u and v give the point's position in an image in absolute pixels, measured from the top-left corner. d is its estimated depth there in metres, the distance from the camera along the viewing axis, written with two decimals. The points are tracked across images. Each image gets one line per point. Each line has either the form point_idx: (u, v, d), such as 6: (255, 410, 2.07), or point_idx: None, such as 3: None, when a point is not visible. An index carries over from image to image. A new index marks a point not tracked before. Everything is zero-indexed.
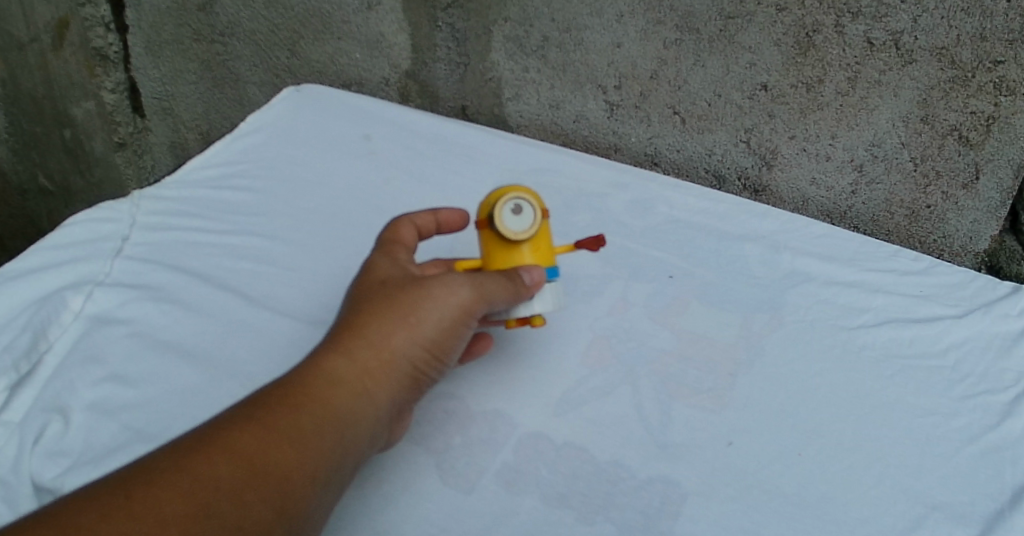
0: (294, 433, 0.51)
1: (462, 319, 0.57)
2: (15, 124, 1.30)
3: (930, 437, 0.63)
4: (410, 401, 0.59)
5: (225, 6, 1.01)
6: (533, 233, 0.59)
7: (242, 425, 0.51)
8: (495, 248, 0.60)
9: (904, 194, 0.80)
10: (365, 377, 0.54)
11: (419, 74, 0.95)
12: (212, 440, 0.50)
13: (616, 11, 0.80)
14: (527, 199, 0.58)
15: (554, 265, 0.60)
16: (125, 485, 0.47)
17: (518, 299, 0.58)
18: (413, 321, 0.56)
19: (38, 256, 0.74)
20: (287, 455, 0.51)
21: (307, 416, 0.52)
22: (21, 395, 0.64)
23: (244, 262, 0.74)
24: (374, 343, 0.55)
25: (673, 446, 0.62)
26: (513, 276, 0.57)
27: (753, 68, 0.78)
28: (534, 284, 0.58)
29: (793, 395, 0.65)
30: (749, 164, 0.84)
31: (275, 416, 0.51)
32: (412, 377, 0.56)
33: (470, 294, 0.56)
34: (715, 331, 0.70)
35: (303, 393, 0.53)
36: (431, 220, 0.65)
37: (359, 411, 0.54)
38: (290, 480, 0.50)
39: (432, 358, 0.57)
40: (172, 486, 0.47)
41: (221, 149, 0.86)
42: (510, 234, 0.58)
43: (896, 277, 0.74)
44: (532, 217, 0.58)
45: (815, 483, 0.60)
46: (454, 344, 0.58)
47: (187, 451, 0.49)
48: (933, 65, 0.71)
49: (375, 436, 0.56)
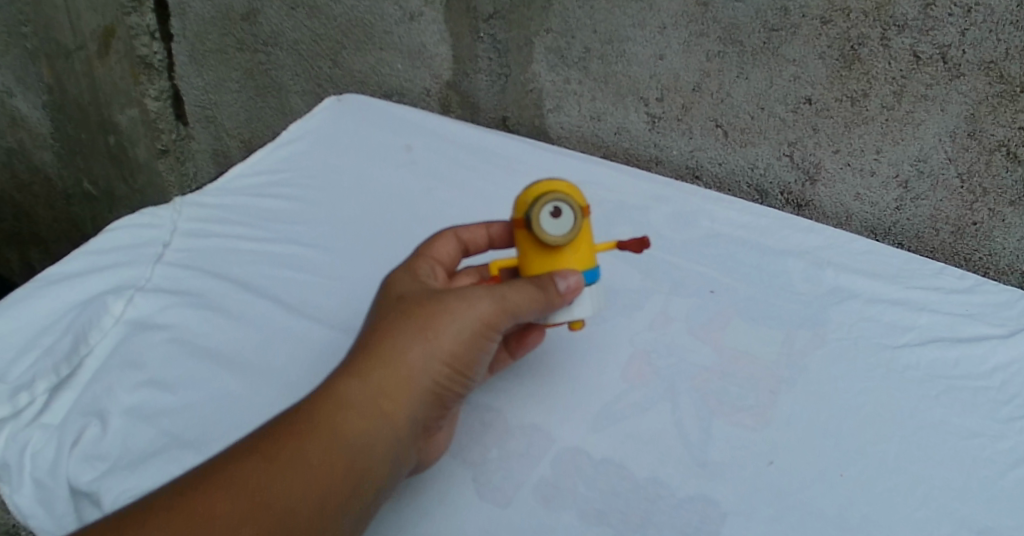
0: (301, 459, 0.53)
1: (485, 331, 0.56)
2: (60, 129, 1.33)
3: (976, 460, 0.61)
4: (438, 418, 0.58)
5: (269, 16, 1.03)
6: (573, 237, 0.57)
7: (248, 456, 0.53)
8: (533, 248, 0.58)
9: (949, 211, 0.77)
10: (382, 396, 0.55)
11: (461, 85, 0.96)
12: (217, 474, 0.52)
13: (658, 23, 0.80)
14: (566, 201, 0.56)
15: (595, 266, 0.59)
16: (127, 522, 0.50)
17: (552, 307, 0.56)
18: (430, 335, 0.55)
19: (81, 260, 0.75)
20: (292, 485, 0.52)
21: (315, 440, 0.53)
22: (60, 398, 0.65)
23: (284, 270, 0.74)
24: (389, 361, 0.55)
25: (712, 464, 0.61)
26: (545, 285, 0.56)
27: (798, 81, 0.77)
28: (571, 291, 0.56)
29: (836, 414, 0.64)
30: (792, 179, 0.83)
31: (283, 444, 0.53)
32: (433, 394, 0.56)
33: (490, 305, 0.56)
34: (758, 347, 0.69)
35: (315, 417, 0.54)
36: (480, 234, 0.65)
37: (377, 432, 0.54)
38: (295, 508, 0.52)
39: (454, 374, 0.56)
40: (175, 518, 0.50)
41: (264, 156, 0.86)
42: (549, 239, 0.56)
43: (942, 296, 0.72)
44: (571, 220, 0.56)
45: (857, 505, 0.59)
46: (479, 357, 0.57)
47: (192, 484, 0.52)
48: (981, 79, 0.70)
49: (399, 455, 0.56)
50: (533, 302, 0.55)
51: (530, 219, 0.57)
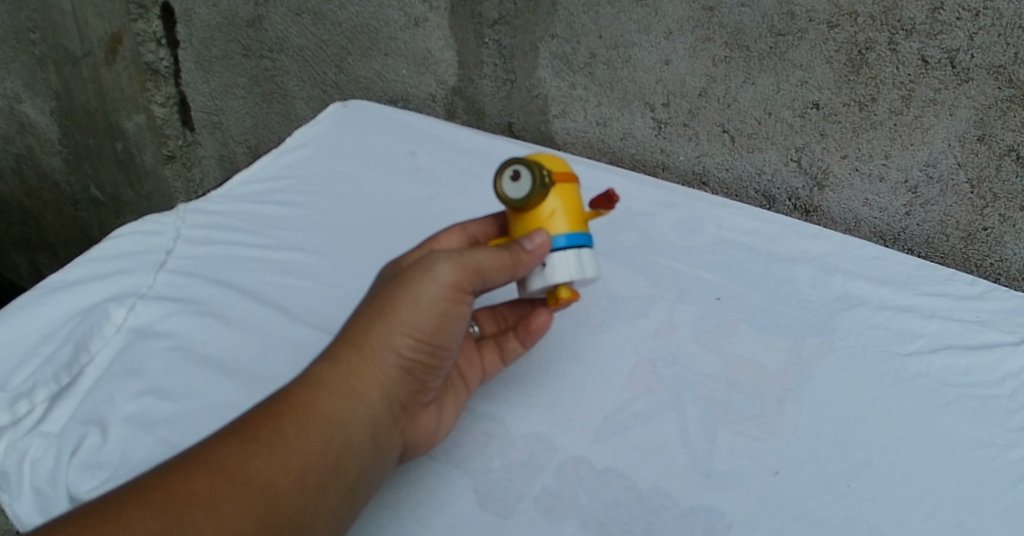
0: (278, 440, 0.53)
1: (452, 299, 0.56)
2: (68, 135, 1.33)
3: (986, 470, 0.60)
4: (416, 393, 0.59)
5: (274, 22, 1.03)
6: (533, 200, 0.56)
7: (227, 440, 0.53)
8: (513, 217, 0.59)
9: (959, 216, 0.76)
10: (351, 375, 0.55)
11: (466, 91, 0.95)
12: (198, 458, 0.52)
13: (664, 28, 0.79)
14: (524, 164, 0.56)
15: (577, 227, 0.57)
16: (102, 508, 0.49)
17: (521, 267, 0.56)
18: (389, 310, 0.55)
19: (83, 268, 0.75)
20: (271, 465, 0.52)
21: (290, 423, 0.54)
22: (60, 407, 0.65)
23: (287, 278, 0.74)
24: (356, 339, 0.56)
25: (717, 474, 0.61)
26: (510, 247, 0.55)
27: (805, 86, 0.76)
28: (538, 248, 0.56)
29: (842, 424, 0.63)
30: (800, 184, 0.82)
31: (259, 427, 0.53)
32: (403, 366, 0.56)
33: (453, 268, 0.55)
34: (765, 356, 0.68)
35: (290, 401, 0.54)
36: (488, 228, 0.66)
37: (347, 410, 0.55)
38: (274, 487, 0.52)
39: (423, 345, 0.56)
40: (149, 505, 0.49)
41: (268, 163, 0.86)
42: (508, 202, 0.57)
43: (951, 302, 0.70)
44: (529, 183, 0.56)
45: (863, 516, 0.58)
46: (451, 327, 0.57)
47: (172, 470, 0.51)
48: (990, 84, 0.69)
49: (377, 433, 0.56)
50: (500, 260, 0.55)
51: (496, 188, 0.57)
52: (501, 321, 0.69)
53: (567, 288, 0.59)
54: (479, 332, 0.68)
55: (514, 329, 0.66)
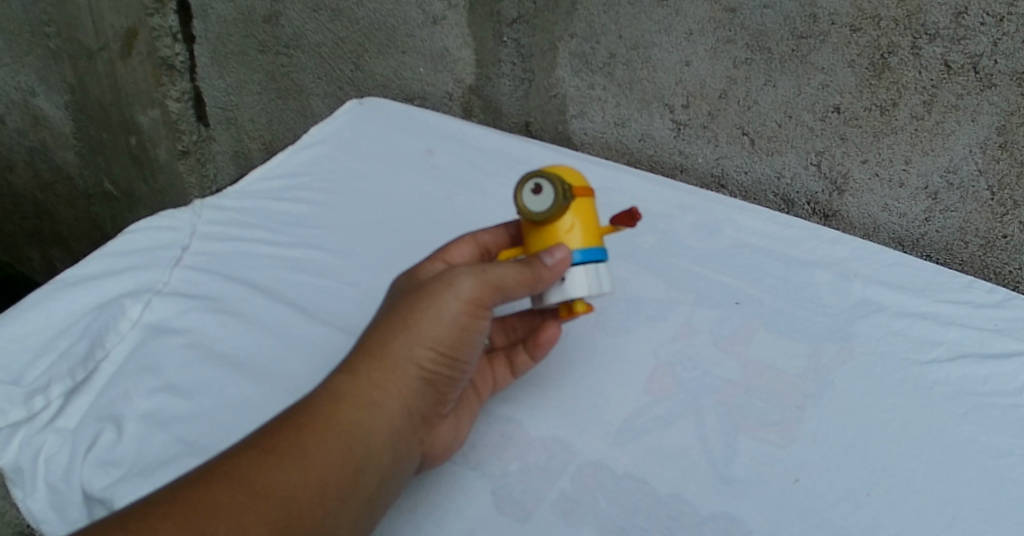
0: (296, 452, 0.53)
1: (472, 313, 0.56)
2: (82, 129, 1.33)
3: (1007, 480, 0.60)
4: (435, 405, 0.58)
5: (291, 18, 1.02)
6: (554, 214, 0.55)
7: (245, 452, 0.52)
8: (530, 230, 0.58)
9: (980, 223, 0.75)
10: (371, 387, 0.55)
11: (483, 90, 0.95)
12: (215, 470, 0.52)
13: (685, 28, 0.79)
14: (545, 177, 0.55)
15: (596, 244, 0.57)
16: (126, 520, 0.49)
17: (542, 282, 0.55)
18: (410, 323, 0.55)
19: (98, 263, 0.75)
20: (290, 477, 0.52)
21: (311, 435, 0.53)
22: (75, 402, 0.65)
23: (304, 276, 0.74)
24: (377, 351, 0.55)
25: (736, 481, 0.60)
26: (531, 261, 0.54)
27: (826, 89, 0.75)
28: (557, 264, 0.54)
29: (863, 432, 0.62)
30: (819, 189, 0.81)
31: (278, 440, 0.53)
32: (424, 379, 0.56)
33: (474, 283, 0.55)
34: (785, 361, 0.67)
35: (310, 413, 0.54)
36: (499, 237, 0.65)
37: (368, 422, 0.54)
38: (293, 499, 0.51)
39: (442, 358, 0.56)
40: (168, 517, 0.49)
41: (285, 160, 0.86)
42: (528, 216, 0.56)
43: (971, 309, 0.70)
44: (550, 197, 0.55)
45: (884, 525, 0.57)
46: (471, 340, 0.57)
47: (189, 482, 0.51)
48: (1013, 90, 0.68)
49: (397, 445, 0.56)
50: (520, 277, 0.54)
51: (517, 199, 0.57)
52: (511, 333, 0.68)
53: (582, 302, 0.59)
54: (490, 345, 0.68)
55: (523, 342, 0.65)
